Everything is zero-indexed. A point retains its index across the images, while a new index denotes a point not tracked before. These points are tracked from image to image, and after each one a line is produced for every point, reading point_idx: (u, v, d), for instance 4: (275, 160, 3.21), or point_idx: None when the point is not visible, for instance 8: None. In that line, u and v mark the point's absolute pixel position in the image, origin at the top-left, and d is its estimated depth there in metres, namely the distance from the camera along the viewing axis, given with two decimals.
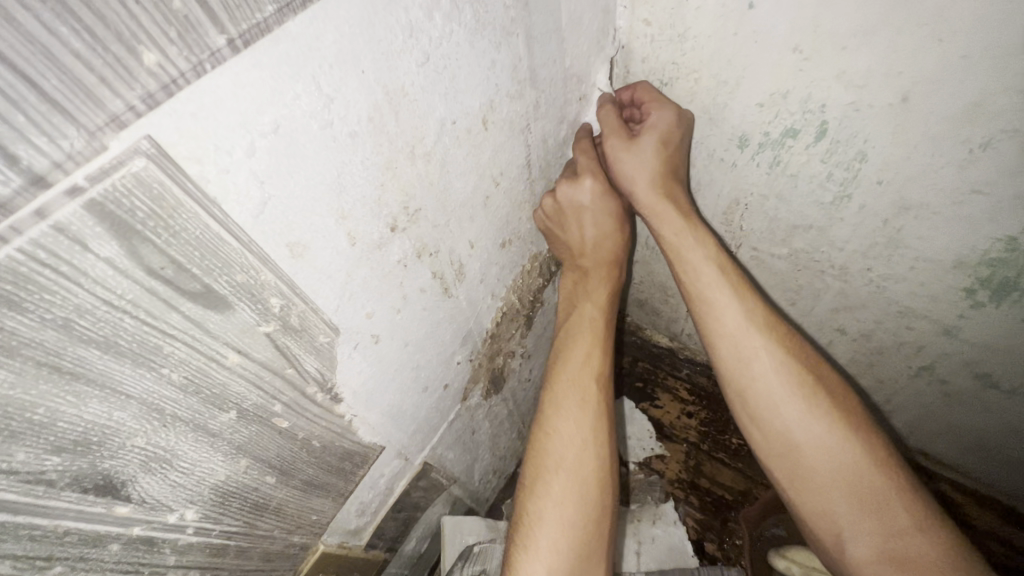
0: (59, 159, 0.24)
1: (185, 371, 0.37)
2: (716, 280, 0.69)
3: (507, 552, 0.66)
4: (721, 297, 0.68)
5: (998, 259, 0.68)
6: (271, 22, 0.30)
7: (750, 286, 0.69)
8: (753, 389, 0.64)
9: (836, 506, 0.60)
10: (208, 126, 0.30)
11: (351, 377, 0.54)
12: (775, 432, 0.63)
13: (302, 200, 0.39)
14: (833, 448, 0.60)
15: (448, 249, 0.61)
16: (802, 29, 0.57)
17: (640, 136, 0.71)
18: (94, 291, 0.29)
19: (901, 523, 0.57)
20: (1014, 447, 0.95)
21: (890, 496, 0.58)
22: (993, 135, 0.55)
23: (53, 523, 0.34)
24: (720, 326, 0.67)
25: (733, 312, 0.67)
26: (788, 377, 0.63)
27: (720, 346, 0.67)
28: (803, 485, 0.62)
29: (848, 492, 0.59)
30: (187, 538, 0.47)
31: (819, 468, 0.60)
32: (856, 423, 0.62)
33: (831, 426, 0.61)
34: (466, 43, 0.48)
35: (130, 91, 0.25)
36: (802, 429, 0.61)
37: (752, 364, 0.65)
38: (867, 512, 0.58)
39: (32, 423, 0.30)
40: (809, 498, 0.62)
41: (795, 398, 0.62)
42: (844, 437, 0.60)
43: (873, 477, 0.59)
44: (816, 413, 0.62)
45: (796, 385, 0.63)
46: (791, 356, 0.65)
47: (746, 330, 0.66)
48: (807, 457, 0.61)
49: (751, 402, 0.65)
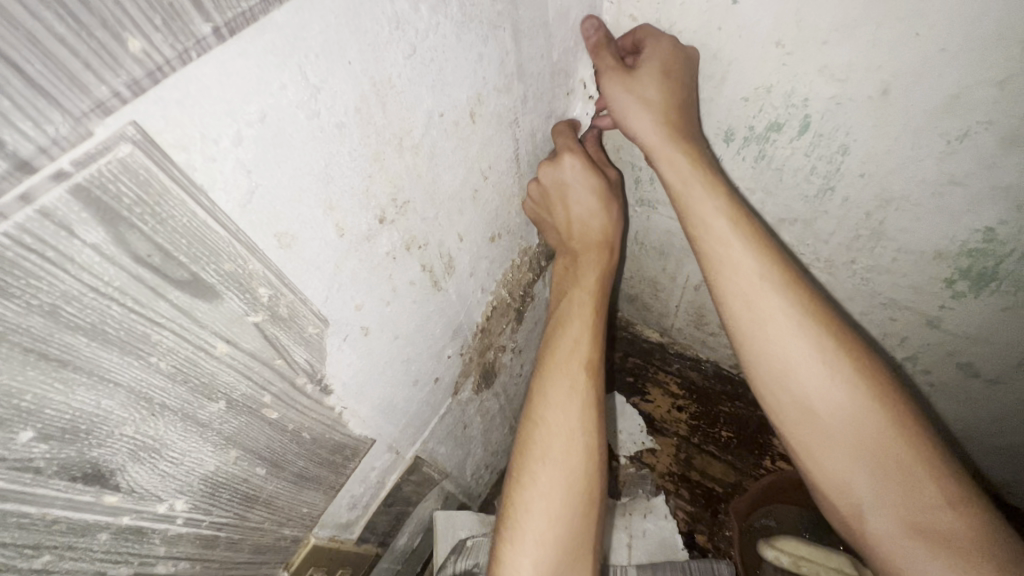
0: (44, 144, 0.24)
1: (174, 360, 0.37)
2: (731, 239, 0.65)
3: (494, 541, 0.68)
4: (741, 261, 0.65)
5: (978, 250, 0.69)
6: (256, 10, 0.30)
7: (768, 243, 0.66)
8: (770, 355, 0.63)
9: (857, 477, 0.60)
10: (194, 114, 0.30)
11: (340, 369, 0.54)
12: (797, 401, 0.62)
13: (290, 190, 0.39)
14: (858, 418, 0.59)
15: (436, 241, 0.61)
16: (785, 23, 0.58)
17: (638, 72, 0.66)
18: (80, 277, 0.29)
19: (928, 498, 0.57)
20: (996, 435, 0.97)
21: (917, 470, 0.58)
22: (970, 127, 0.57)
23: (41, 511, 0.34)
24: (737, 292, 0.65)
25: (750, 274, 0.64)
26: (808, 343, 0.61)
27: (736, 309, 0.65)
28: (823, 453, 0.62)
29: (873, 464, 0.59)
30: (177, 529, 0.47)
31: (839, 436, 0.60)
32: (878, 388, 0.60)
33: (856, 395, 0.60)
34: (453, 36, 0.49)
35: (115, 77, 0.25)
36: (826, 400, 0.61)
37: (772, 332, 0.63)
38: (892, 484, 0.58)
39: (18, 410, 0.30)
40: (829, 467, 0.62)
41: (819, 366, 0.61)
42: (870, 408, 0.59)
43: (901, 450, 0.58)
44: (836, 379, 0.60)
45: (820, 352, 0.61)
46: (813, 321, 0.62)
47: (766, 295, 0.63)
48: (828, 424, 0.61)
49: (767, 367, 0.64)
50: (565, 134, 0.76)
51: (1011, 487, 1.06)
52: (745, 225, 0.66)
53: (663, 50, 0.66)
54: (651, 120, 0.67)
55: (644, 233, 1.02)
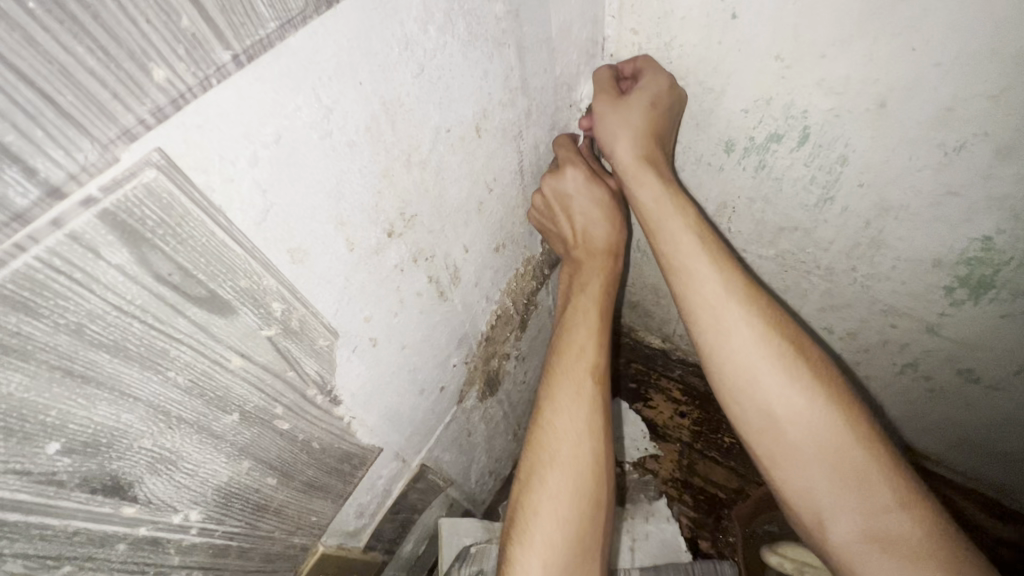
0: (74, 171, 0.25)
1: (190, 374, 0.38)
2: (695, 250, 0.68)
3: (504, 547, 0.68)
4: (702, 272, 0.67)
5: (976, 258, 0.70)
6: (273, 37, 0.31)
7: (729, 255, 0.68)
8: (734, 363, 0.65)
9: (816, 481, 0.61)
10: (213, 137, 0.31)
11: (349, 380, 0.55)
12: (758, 408, 0.64)
13: (302, 208, 0.40)
14: (817, 424, 0.61)
15: (443, 253, 0.62)
16: (783, 37, 0.59)
17: (629, 98, 0.69)
18: (105, 296, 0.30)
19: (882, 500, 0.59)
20: (997, 440, 0.97)
21: (873, 472, 0.60)
22: (966, 139, 0.58)
23: (64, 522, 0.35)
24: (699, 301, 0.67)
25: (712, 283, 0.66)
26: (767, 350, 0.64)
27: (700, 318, 0.67)
28: (784, 461, 0.63)
29: (832, 468, 0.60)
30: (191, 538, 0.47)
31: (801, 442, 0.61)
32: (835, 395, 0.62)
33: (816, 400, 0.62)
34: (459, 54, 0.50)
35: (141, 105, 0.26)
36: (787, 405, 0.62)
37: (733, 340, 0.65)
38: (848, 487, 0.60)
39: (44, 425, 0.31)
40: (789, 472, 0.63)
41: (778, 372, 0.63)
42: (829, 413, 0.61)
43: (858, 453, 0.60)
44: (795, 385, 0.62)
45: (779, 359, 0.63)
46: (773, 329, 0.65)
47: (727, 304, 0.65)
48: (790, 431, 0.62)
49: (732, 375, 0.65)
50: (568, 147, 0.77)
51: (1014, 492, 1.06)
52: (708, 238, 0.69)
53: (661, 81, 0.69)
54: (626, 145, 0.70)
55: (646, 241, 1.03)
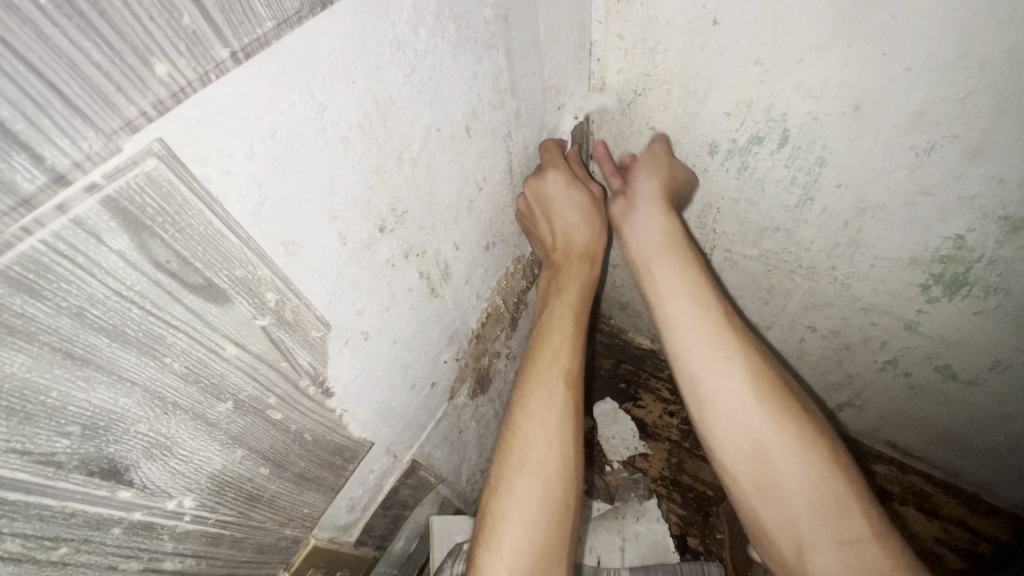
0: (79, 159, 0.27)
1: (186, 361, 0.39)
2: (688, 287, 0.73)
3: (473, 546, 0.69)
4: (692, 307, 0.72)
5: (950, 256, 0.72)
6: (270, 36, 0.33)
7: (719, 295, 0.73)
8: (722, 394, 0.68)
9: (798, 511, 0.63)
10: (211, 130, 0.32)
11: (341, 372, 0.56)
12: (745, 440, 0.66)
13: (296, 201, 0.41)
14: (799, 456, 0.64)
15: (434, 250, 0.64)
16: (763, 42, 0.62)
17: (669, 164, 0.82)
18: (106, 281, 0.31)
19: (857, 532, 0.61)
20: (973, 436, 1.00)
21: (851, 505, 0.62)
22: (936, 140, 0.60)
23: (62, 504, 0.36)
24: (689, 335, 0.71)
25: (704, 317, 0.71)
26: (754, 382, 0.67)
27: (693, 350, 0.70)
28: (767, 493, 0.65)
29: (811, 500, 0.62)
30: (184, 525, 0.48)
31: (783, 473, 0.64)
32: (814, 430, 0.66)
33: (795, 430, 0.65)
34: (450, 56, 0.52)
35: (143, 98, 0.28)
36: (772, 436, 0.65)
37: (720, 371, 0.68)
38: (826, 517, 0.62)
39: (45, 406, 0.32)
40: (771, 503, 0.65)
41: (763, 404, 0.66)
42: (808, 445, 0.64)
43: (833, 483, 0.63)
44: (780, 418, 0.65)
45: (763, 391, 0.67)
46: (758, 364, 0.69)
47: (715, 337, 0.70)
48: (773, 462, 0.64)
49: (720, 405, 0.68)
50: (552, 151, 0.79)
51: (992, 487, 1.09)
52: (698, 276, 0.75)
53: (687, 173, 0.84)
54: (654, 182, 0.80)
55: None
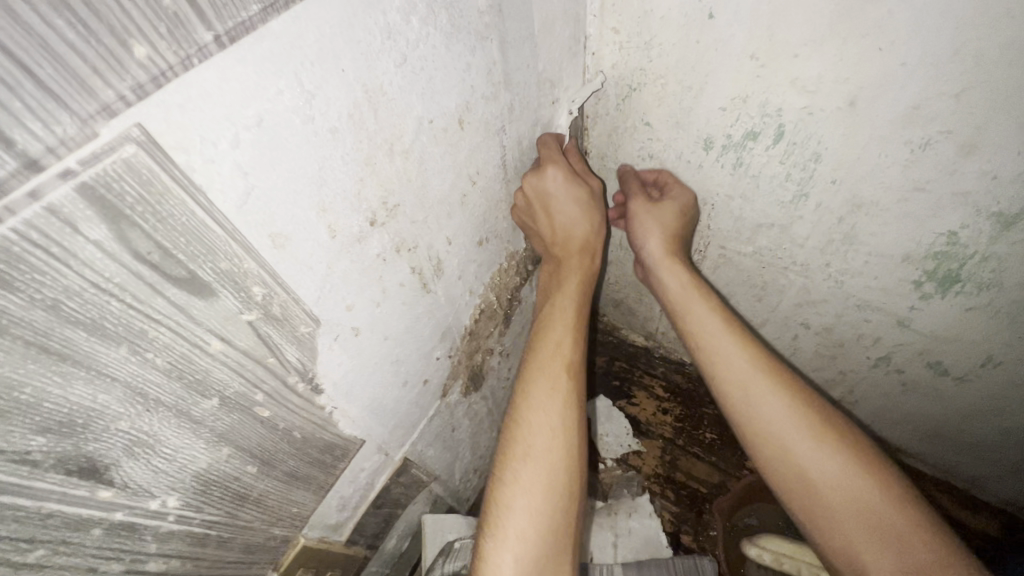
0: (52, 144, 0.25)
1: (169, 356, 0.38)
2: (717, 326, 0.76)
3: (476, 540, 0.69)
4: (722, 343, 0.74)
5: (943, 253, 0.72)
6: (256, 20, 0.32)
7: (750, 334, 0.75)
8: (758, 425, 0.68)
9: (856, 544, 0.60)
10: (195, 117, 0.31)
11: (332, 369, 0.55)
12: (789, 470, 0.65)
13: (284, 192, 0.40)
14: (847, 482, 0.62)
15: (426, 244, 0.63)
16: (759, 37, 0.61)
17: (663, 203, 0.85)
18: (82, 273, 0.30)
19: (923, 560, 0.56)
20: (964, 432, 1.01)
21: (913, 534, 0.58)
22: (932, 136, 0.60)
23: (38, 504, 0.35)
24: (723, 370, 0.73)
25: (734, 352, 0.73)
26: (790, 409, 0.68)
27: (726, 386, 0.72)
28: (822, 525, 0.63)
29: (865, 528, 0.60)
30: (168, 525, 0.47)
31: (831, 501, 0.62)
32: (862, 455, 0.64)
33: (840, 455, 0.64)
34: (442, 46, 0.51)
35: (121, 81, 0.27)
36: (816, 464, 0.64)
37: (754, 402, 0.69)
38: (886, 545, 0.58)
39: (19, 402, 0.31)
40: (829, 536, 0.62)
41: (802, 432, 0.66)
42: (856, 470, 0.62)
43: (887, 508, 0.60)
44: (819, 445, 0.65)
45: (800, 419, 0.67)
46: (795, 391, 0.69)
47: (747, 368, 0.71)
48: (820, 490, 0.63)
49: (757, 438, 0.68)
50: (549, 146, 0.79)
51: (980, 482, 1.10)
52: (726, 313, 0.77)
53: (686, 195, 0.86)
54: (654, 242, 0.84)
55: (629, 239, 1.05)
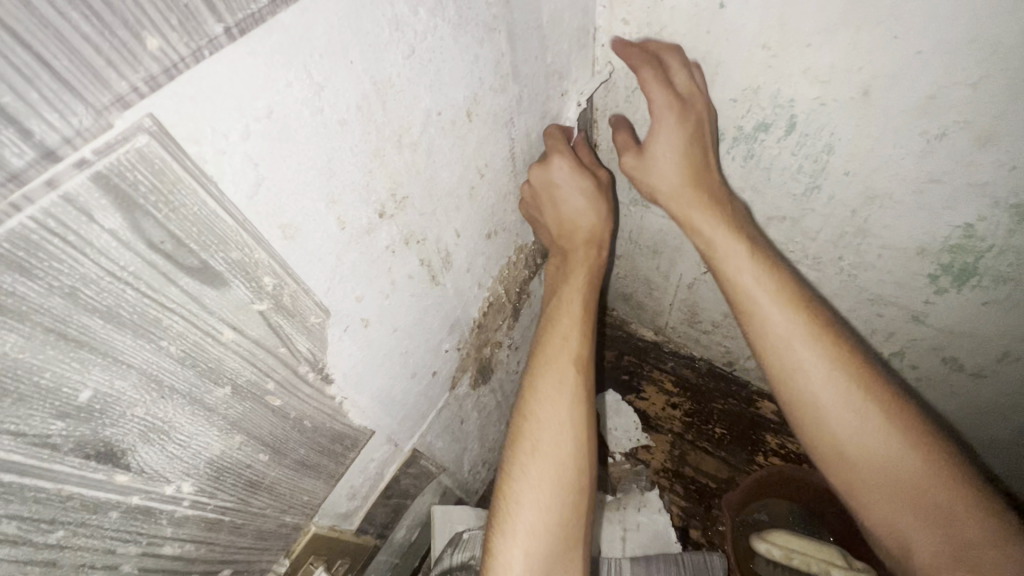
0: (69, 135, 0.26)
1: (182, 344, 0.39)
2: (763, 288, 0.70)
3: (486, 533, 0.69)
4: (770, 308, 0.69)
5: (960, 246, 0.71)
6: (265, 12, 0.32)
7: (795, 293, 0.70)
8: (802, 397, 0.66)
9: (897, 512, 0.62)
10: (206, 108, 0.32)
11: (342, 359, 0.56)
12: (834, 443, 0.65)
13: (294, 183, 0.41)
14: (894, 458, 0.62)
15: (435, 237, 0.63)
16: (770, 27, 0.60)
17: (649, 147, 0.73)
18: (98, 261, 0.31)
19: (964, 532, 0.59)
20: (980, 428, 0.99)
21: (954, 507, 0.60)
22: (948, 126, 0.59)
23: (57, 487, 0.36)
24: (769, 339, 0.69)
25: (781, 320, 0.68)
26: (840, 382, 0.65)
27: (770, 354, 0.69)
28: (861, 493, 0.65)
29: (907, 501, 0.62)
30: (183, 511, 0.48)
31: (876, 475, 0.63)
32: (907, 428, 0.63)
33: (889, 429, 0.63)
34: (450, 38, 0.51)
35: (134, 73, 0.27)
36: (862, 440, 0.63)
37: (806, 377, 0.66)
38: (931, 521, 0.61)
39: (39, 387, 0.31)
40: (866, 501, 0.64)
41: (852, 407, 0.64)
42: (904, 445, 0.62)
43: (933, 483, 0.61)
44: (866, 420, 0.63)
45: (849, 392, 0.64)
46: (843, 359, 0.66)
47: (800, 340, 0.67)
48: (864, 464, 0.63)
49: (804, 409, 0.67)
50: (555, 136, 0.78)
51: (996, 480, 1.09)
52: (773, 276, 0.71)
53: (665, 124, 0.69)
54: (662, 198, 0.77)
55: (638, 232, 1.04)
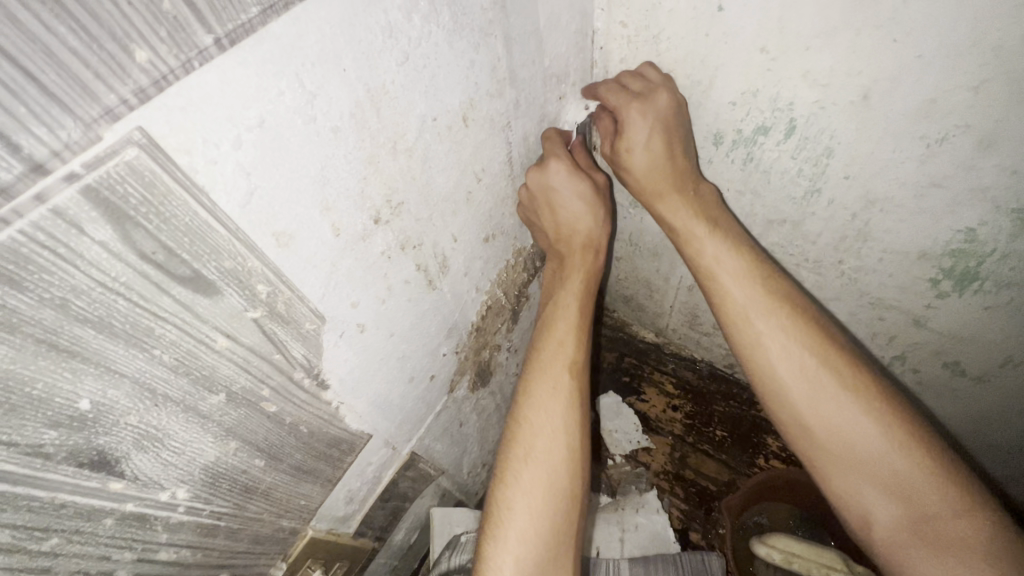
0: (57, 148, 0.26)
1: (176, 353, 0.39)
2: (726, 266, 0.71)
3: (479, 537, 0.69)
4: (733, 285, 0.70)
5: (961, 250, 0.70)
6: (255, 22, 0.32)
7: (760, 270, 0.71)
8: (762, 373, 0.67)
9: (857, 482, 0.63)
10: (197, 119, 0.32)
11: (338, 364, 0.56)
12: (796, 417, 0.65)
13: (287, 191, 0.41)
14: (853, 432, 0.62)
15: (431, 242, 0.63)
16: (769, 30, 0.60)
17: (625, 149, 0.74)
18: (89, 273, 0.31)
19: (921, 500, 0.60)
20: (982, 432, 0.99)
21: (913, 478, 0.60)
22: (948, 130, 0.58)
23: (51, 495, 0.36)
24: (732, 316, 0.70)
25: (743, 297, 0.69)
26: (801, 357, 0.65)
27: (734, 330, 0.70)
28: (822, 465, 0.65)
29: (867, 473, 0.62)
30: (178, 516, 0.48)
31: (836, 448, 0.63)
32: (874, 402, 0.63)
33: (853, 403, 0.63)
34: (445, 43, 0.51)
35: (123, 86, 0.27)
36: (822, 414, 0.64)
37: (768, 353, 0.67)
38: (893, 492, 0.61)
39: (31, 398, 0.32)
40: (827, 472, 0.65)
41: (811, 381, 0.64)
42: (867, 419, 0.62)
43: (894, 455, 0.61)
44: (824, 394, 0.64)
45: (810, 366, 0.65)
46: (807, 335, 0.66)
47: (761, 317, 0.68)
48: (823, 438, 0.64)
49: (766, 385, 0.67)
50: (553, 139, 0.77)
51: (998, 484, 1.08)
52: (740, 254, 0.72)
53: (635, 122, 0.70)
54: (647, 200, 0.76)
55: (638, 234, 1.04)
